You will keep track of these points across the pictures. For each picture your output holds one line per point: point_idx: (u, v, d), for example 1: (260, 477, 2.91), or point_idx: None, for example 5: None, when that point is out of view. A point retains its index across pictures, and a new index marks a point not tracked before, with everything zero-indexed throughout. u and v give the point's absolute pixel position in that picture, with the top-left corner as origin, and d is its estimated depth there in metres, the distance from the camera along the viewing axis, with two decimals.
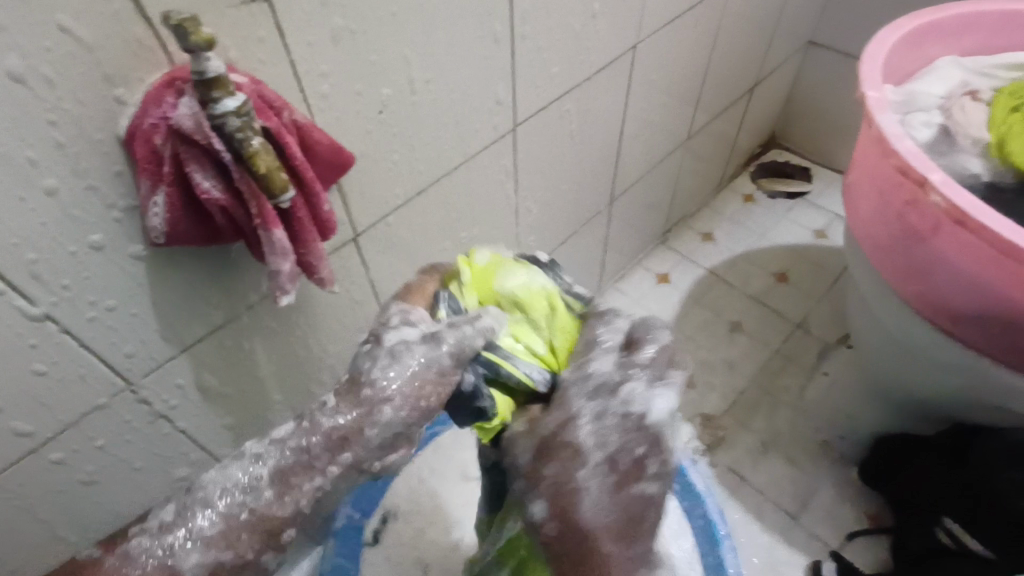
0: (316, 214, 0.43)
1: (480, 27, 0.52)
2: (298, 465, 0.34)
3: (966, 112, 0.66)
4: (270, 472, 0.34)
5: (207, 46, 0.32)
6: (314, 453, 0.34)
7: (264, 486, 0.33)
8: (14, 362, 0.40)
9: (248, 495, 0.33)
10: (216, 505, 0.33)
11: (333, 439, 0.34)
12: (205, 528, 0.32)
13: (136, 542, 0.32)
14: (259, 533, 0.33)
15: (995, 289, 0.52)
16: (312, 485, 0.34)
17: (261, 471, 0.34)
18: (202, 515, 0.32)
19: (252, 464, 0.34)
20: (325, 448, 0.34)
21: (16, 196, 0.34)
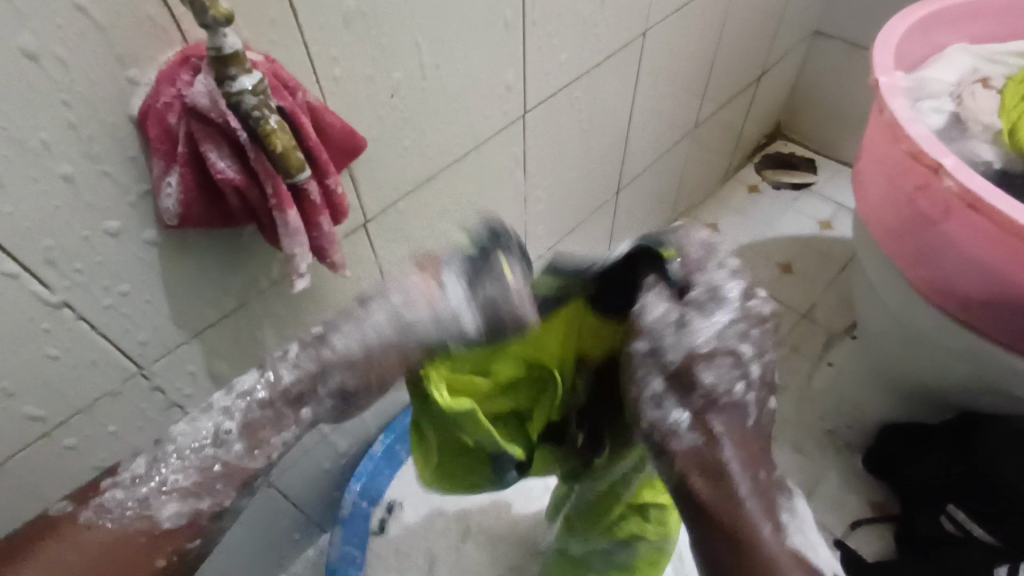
0: (330, 196, 0.42)
1: (491, 10, 0.51)
2: (267, 421, 0.33)
3: (978, 98, 0.65)
4: (240, 426, 0.33)
5: (226, 21, 0.31)
6: (281, 408, 0.34)
7: (235, 439, 0.33)
8: (27, 347, 0.40)
9: (216, 447, 0.33)
10: (185, 463, 0.32)
11: (293, 394, 0.34)
12: (180, 480, 0.32)
13: (109, 496, 0.31)
14: (232, 485, 0.32)
15: (1009, 272, 0.52)
16: (284, 438, 0.34)
17: (226, 426, 0.33)
18: (174, 468, 0.32)
19: (214, 418, 0.33)
20: (288, 403, 0.34)
21: (31, 178, 0.34)
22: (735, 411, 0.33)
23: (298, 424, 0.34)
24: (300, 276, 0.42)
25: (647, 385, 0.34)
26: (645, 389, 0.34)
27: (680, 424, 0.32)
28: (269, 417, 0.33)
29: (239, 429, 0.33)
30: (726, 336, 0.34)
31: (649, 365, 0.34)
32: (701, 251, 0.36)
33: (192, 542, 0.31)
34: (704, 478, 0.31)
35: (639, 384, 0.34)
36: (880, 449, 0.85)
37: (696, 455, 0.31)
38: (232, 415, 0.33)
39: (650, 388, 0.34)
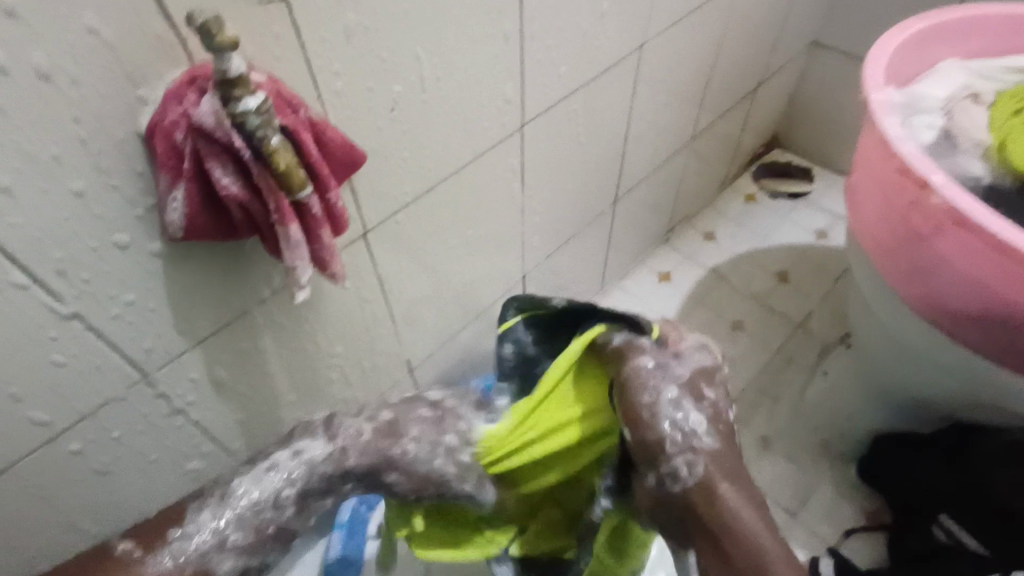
0: (330, 210, 0.43)
1: (490, 25, 0.53)
2: (316, 491, 0.42)
3: (967, 114, 0.66)
4: (293, 495, 0.41)
5: (231, 46, 0.33)
6: (328, 482, 0.42)
7: (288, 504, 0.41)
8: (34, 354, 0.41)
9: (272, 512, 0.40)
10: (236, 519, 0.39)
11: (337, 471, 0.43)
12: (235, 538, 0.39)
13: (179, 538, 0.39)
14: (272, 543, 0.41)
15: (999, 290, 0.53)
16: (321, 508, 0.43)
17: (282, 490, 0.41)
18: (229, 522, 0.39)
19: (269, 479, 0.41)
20: (335, 477, 0.43)
21: (41, 190, 0.35)
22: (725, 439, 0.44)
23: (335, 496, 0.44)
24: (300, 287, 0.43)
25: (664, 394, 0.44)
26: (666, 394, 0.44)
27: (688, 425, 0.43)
28: (321, 489, 0.42)
29: (293, 498, 0.41)
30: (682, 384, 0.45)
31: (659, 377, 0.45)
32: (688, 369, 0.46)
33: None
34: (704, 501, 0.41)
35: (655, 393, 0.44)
36: (874, 456, 0.85)
37: (710, 465, 0.42)
38: (283, 477, 0.41)
39: (668, 395, 0.44)
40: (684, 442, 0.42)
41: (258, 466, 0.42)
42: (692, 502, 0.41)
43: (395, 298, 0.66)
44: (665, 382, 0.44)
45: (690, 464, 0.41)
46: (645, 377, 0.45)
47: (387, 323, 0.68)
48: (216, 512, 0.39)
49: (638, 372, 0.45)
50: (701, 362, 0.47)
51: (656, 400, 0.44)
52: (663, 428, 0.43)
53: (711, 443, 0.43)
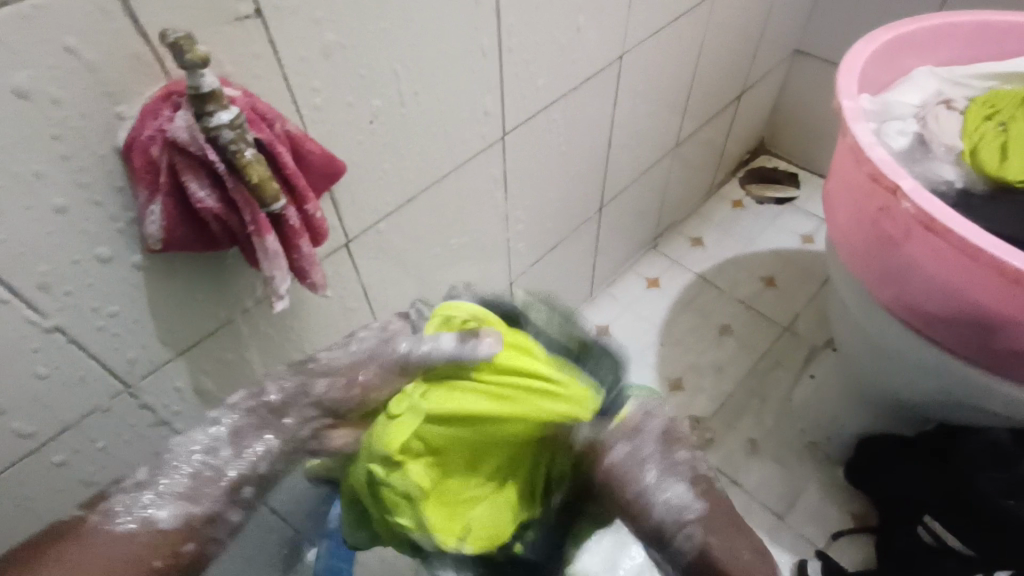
0: (308, 220, 0.44)
1: (468, 40, 0.54)
2: (250, 425, 0.40)
3: (940, 121, 0.67)
4: (225, 433, 0.39)
5: (202, 63, 0.34)
6: (262, 416, 0.41)
7: (221, 445, 0.39)
8: (17, 366, 0.42)
9: (206, 454, 0.38)
10: (178, 471, 0.38)
11: (275, 405, 0.42)
12: (176, 486, 0.37)
13: (118, 499, 0.36)
14: (222, 492, 0.37)
15: (968, 293, 0.54)
16: (263, 446, 0.40)
17: (216, 433, 0.39)
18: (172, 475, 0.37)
19: (207, 429, 0.39)
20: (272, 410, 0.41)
21: (22, 206, 0.36)
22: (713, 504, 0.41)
23: (276, 435, 0.41)
24: (279, 297, 0.43)
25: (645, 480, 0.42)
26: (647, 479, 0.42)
27: (679, 507, 0.41)
28: (254, 425, 0.40)
29: (226, 438, 0.39)
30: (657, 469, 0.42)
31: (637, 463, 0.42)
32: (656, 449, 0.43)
33: (186, 545, 0.36)
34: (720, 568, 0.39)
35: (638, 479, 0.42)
36: (857, 458, 0.86)
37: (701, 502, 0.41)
38: (217, 424, 0.40)
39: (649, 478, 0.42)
40: (677, 516, 0.40)
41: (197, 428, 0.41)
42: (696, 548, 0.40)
43: (380, 306, 0.67)
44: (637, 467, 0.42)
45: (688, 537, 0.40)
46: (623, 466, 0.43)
47: None
48: (155, 474, 0.38)
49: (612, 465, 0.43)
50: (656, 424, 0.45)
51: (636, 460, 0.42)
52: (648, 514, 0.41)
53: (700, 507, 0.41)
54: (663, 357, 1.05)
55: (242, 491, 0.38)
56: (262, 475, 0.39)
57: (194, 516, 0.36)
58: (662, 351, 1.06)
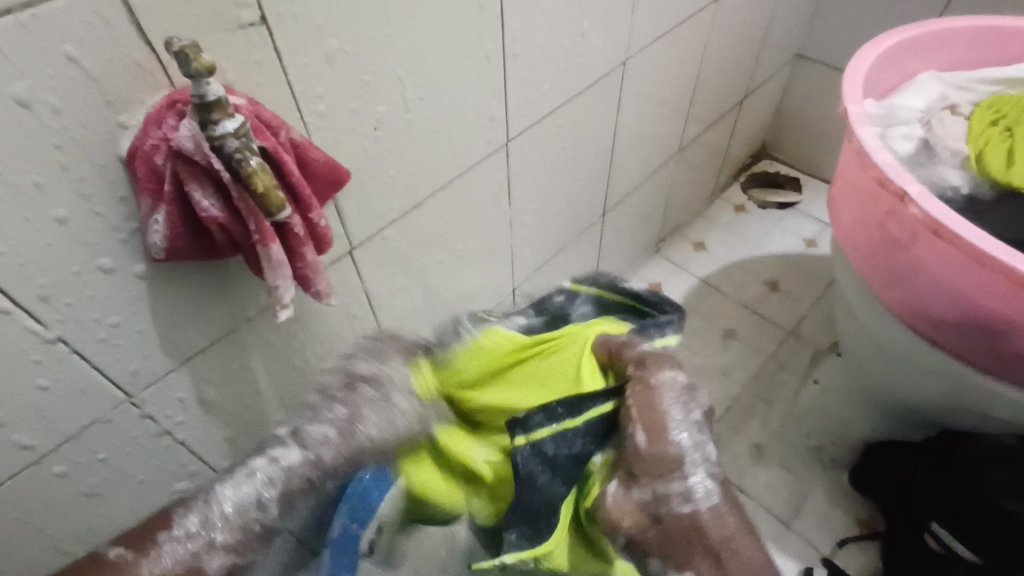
0: (313, 228, 0.44)
1: (472, 46, 0.54)
2: (301, 488, 0.40)
3: (946, 124, 0.68)
4: (277, 494, 0.39)
5: (207, 71, 0.33)
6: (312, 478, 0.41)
7: (271, 502, 0.39)
8: (18, 377, 0.41)
9: (256, 511, 0.38)
10: (224, 523, 0.37)
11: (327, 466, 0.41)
12: (222, 540, 0.37)
13: (168, 547, 0.36)
14: (257, 539, 0.38)
15: (977, 298, 0.53)
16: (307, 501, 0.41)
17: (265, 490, 0.38)
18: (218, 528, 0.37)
19: (252, 481, 0.38)
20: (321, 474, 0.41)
21: (23, 217, 0.35)
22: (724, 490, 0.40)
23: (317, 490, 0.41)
24: (283, 306, 0.43)
25: (689, 409, 0.42)
26: (691, 411, 0.42)
27: (706, 455, 0.40)
28: (304, 486, 0.40)
29: (277, 496, 0.39)
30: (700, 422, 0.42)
31: (687, 399, 0.42)
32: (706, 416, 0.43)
33: None
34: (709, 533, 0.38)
35: (681, 405, 0.41)
36: (865, 463, 0.85)
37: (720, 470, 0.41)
38: (264, 476, 0.39)
39: (694, 411, 0.42)
40: (698, 460, 0.40)
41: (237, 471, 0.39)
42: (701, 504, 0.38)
43: (385, 313, 0.66)
44: (686, 402, 0.42)
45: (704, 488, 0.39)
46: (666, 392, 0.42)
47: None
48: (201, 515, 0.37)
49: (661, 386, 0.42)
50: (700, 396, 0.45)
51: (685, 397, 0.42)
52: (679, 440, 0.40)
53: (717, 468, 0.41)
54: None
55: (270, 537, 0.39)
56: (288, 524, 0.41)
57: (235, 566, 0.37)
58: None
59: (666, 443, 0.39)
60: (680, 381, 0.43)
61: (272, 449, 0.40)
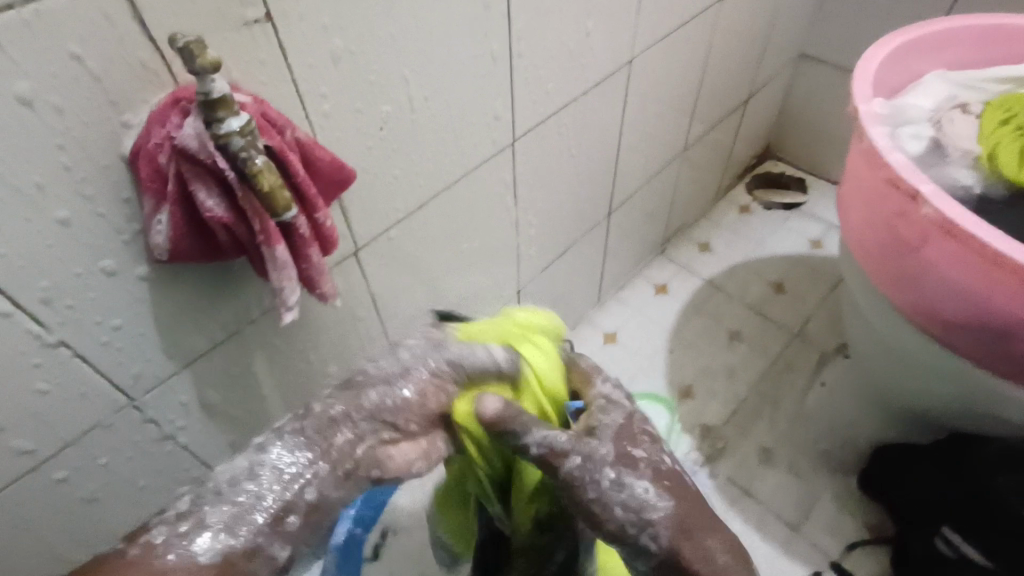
0: (318, 229, 0.43)
1: (478, 45, 0.53)
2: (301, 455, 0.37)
3: (955, 125, 0.67)
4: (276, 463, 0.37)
5: (213, 68, 0.33)
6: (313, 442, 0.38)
7: (264, 471, 0.36)
8: (18, 381, 0.40)
9: (251, 481, 0.36)
10: (224, 502, 0.35)
11: (325, 422, 0.39)
12: (220, 515, 0.34)
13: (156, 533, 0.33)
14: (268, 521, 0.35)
15: (990, 300, 0.53)
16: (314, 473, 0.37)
17: (263, 463, 0.36)
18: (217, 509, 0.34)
19: (254, 457, 0.37)
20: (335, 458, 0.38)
21: (24, 218, 0.35)
22: (672, 482, 0.39)
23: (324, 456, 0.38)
24: (288, 308, 0.42)
25: (602, 476, 0.38)
26: (604, 478, 0.37)
27: (645, 500, 0.37)
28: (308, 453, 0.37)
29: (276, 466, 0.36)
30: (618, 470, 0.38)
31: (592, 466, 0.38)
32: (619, 445, 0.39)
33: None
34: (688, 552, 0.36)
35: (594, 480, 0.37)
36: (875, 466, 0.84)
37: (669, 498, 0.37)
38: (265, 453, 0.37)
39: (608, 476, 0.37)
40: (640, 513, 0.36)
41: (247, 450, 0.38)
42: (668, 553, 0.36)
43: (389, 314, 0.65)
44: (597, 470, 0.38)
45: (655, 535, 0.36)
46: (579, 475, 0.38)
47: (381, 340, 0.67)
48: (196, 505, 0.35)
49: (569, 472, 0.38)
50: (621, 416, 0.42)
51: (587, 462, 0.38)
52: (614, 513, 0.37)
53: (667, 504, 0.37)
54: (672, 364, 1.04)
55: (287, 521, 0.35)
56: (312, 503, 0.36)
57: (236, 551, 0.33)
58: (671, 358, 1.05)
59: (605, 515, 0.37)
60: (576, 449, 0.38)
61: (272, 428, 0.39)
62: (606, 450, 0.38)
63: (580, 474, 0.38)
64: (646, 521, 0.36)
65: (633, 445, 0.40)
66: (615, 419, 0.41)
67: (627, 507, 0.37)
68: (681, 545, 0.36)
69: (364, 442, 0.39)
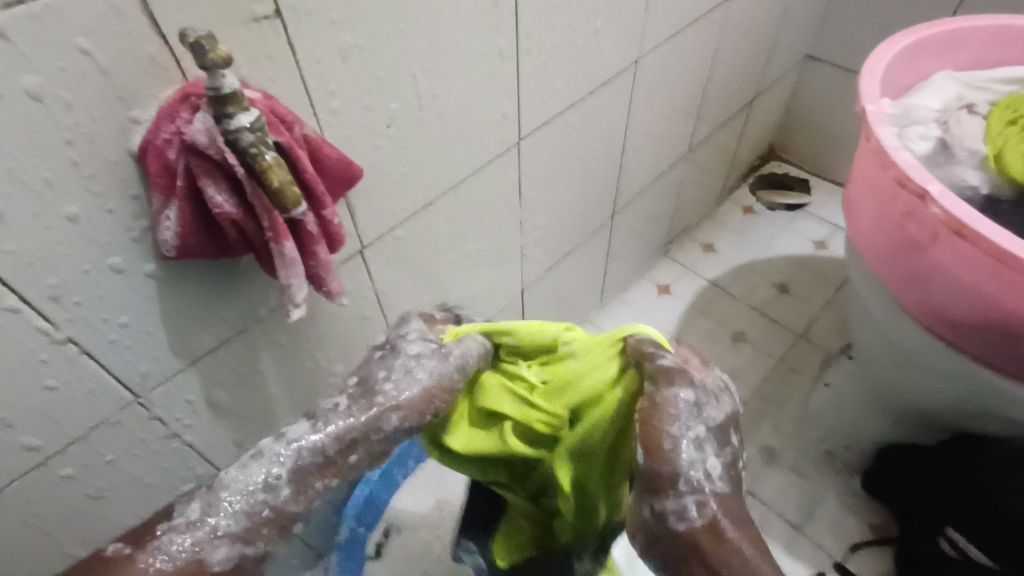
0: (326, 226, 0.43)
1: (487, 42, 0.53)
2: (314, 464, 0.36)
3: (963, 124, 0.66)
4: (287, 471, 0.35)
5: (224, 63, 0.32)
6: (330, 454, 0.37)
7: (283, 485, 0.35)
8: (25, 377, 0.40)
9: (264, 493, 0.34)
10: (236, 505, 0.34)
11: (344, 441, 0.37)
12: (229, 525, 0.33)
13: (166, 537, 0.32)
14: (276, 530, 0.34)
15: (1000, 301, 0.52)
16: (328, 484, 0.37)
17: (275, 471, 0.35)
18: (225, 513, 0.33)
19: (264, 463, 0.35)
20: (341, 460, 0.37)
21: (32, 213, 0.35)
22: (735, 484, 0.37)
23: (340, 472, 0.37)
24: (296, 306, 0.42)
25: (694, 428, 0.37)
26: (691, 432, 0.36)
27: (703, 480, 0.35)
28: (318, 461, 0.36)
29: (288, 476, 0.35)
30: (710, 439, 0.37)
31: (693, 418, 0.37)
32: (721, 424, 0.38)
33: None
34: (716, 541, 0.34)
35: (683, 428, 0.36)
36: (881, 468, 0.84)
37: (727, 488, 0.36)
38: (275, 457, 0.36)
39: (695, 432, 0.36)
40: (695, 483, 0.35)
41: (247, 454, 0.36)
42: (692, 534, 0.34)
43: (395, 313, 0.65)
44: (691, 422, 0.37)
45: (699, 505, 0.35)
46: (678, 410, 0.37)
47: None
48: (206, 508, 0.33)
49: (669, 402, 0.37)
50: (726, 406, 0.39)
51: (690, 414, 0.37)
52: (678, 464, 0.35)
53: (722, 487, 0.36)
54: None
55: (295, 527, 0.36)
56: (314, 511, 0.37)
57: (247, 558, 0.33)
58: None
59: (661, 459, 0.36)
60: (692, 390, 0.38)
61: (281, 428, 0.37)
62: (712, 415, 0.37)
63: (678, 411, 0.37)
64: (702, 489, 0.35)
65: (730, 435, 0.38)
66: (730, 408, 0.39)
67: (692, 468, 0.35)
68: (723, 530, 0.34)
69: (374, 458, 0.39)
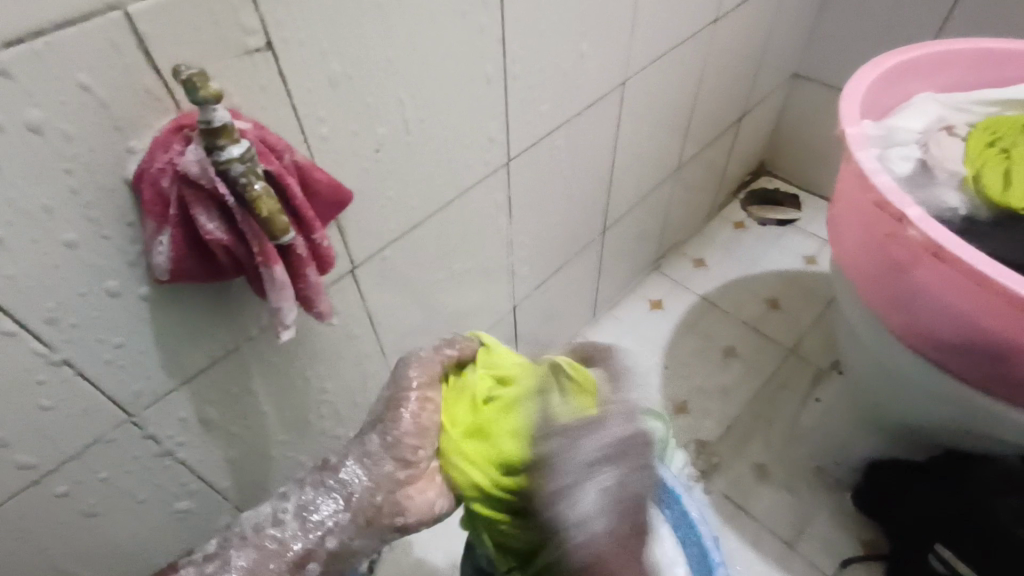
0: (316, 249, 0.44)
1: (474, 67, 0.54)
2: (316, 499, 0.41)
3: (942, 146, 0.68)
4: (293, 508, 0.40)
5: (215, 99, 0.34)
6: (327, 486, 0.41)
7: (288, 519, 0.40)
8: (22, 397, 0.41)
9: (274, 527, 0.39)
10: (250, 546, 0.38)
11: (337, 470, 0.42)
12: (242, 560, 0.38)
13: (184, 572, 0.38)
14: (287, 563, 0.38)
15: (978, 321, 0.54)
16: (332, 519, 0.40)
17: (286, 508, 0.40)
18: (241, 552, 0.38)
19: (278, 503, 0.41)
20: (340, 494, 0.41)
21: (30, 238, 0.36)
22: (629, 506, 0.40)
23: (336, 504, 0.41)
24: (286, 327, 0.43)
25: (579, 470, 0.40)
26: (574, 473, 0.40)
27: (589, 514, 0.39)
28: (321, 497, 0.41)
29: (293, 510, 0.40)
30: (593, 475, 0.40)
31: (574, 458, 0.41)
32: (610, 458, 0.41)
33: None
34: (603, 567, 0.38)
35: (567, 472, 0.40)
36: (870, 482, 0.84)
37: (617, 515, 0.39)
38: (289, 500, 0.41)
39: (580, 471, 0.40)
40: (581, 520, 0.39)
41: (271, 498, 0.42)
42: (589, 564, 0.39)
43: (385, 331, 0.66)
44: (577, 463, 0.40)
45: (586, 538, 0.39)
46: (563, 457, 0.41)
47: (376, 356, 0.68)
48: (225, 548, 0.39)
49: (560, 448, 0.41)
50: (623, 430, 0.42)
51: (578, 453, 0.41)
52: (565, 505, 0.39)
53: (606, 521, 0.39)
54: (667, 380, 1.05)
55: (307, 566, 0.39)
56: (333, 550, 0.40)
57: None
58: (665, 374, 1.05)
59: (558, 502, 0.40)
60: (583, 430, 0.42)
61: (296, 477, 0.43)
62: (595, 448, 0.41)
63: (564, 458, 0.41)
64: (588, 527, 0.39)
65: (625, 457, 0.41)
66: (622, 428, 0.42)
67: (577, 507, 0.39)
68: (608, 554, 0.39)
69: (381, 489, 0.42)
